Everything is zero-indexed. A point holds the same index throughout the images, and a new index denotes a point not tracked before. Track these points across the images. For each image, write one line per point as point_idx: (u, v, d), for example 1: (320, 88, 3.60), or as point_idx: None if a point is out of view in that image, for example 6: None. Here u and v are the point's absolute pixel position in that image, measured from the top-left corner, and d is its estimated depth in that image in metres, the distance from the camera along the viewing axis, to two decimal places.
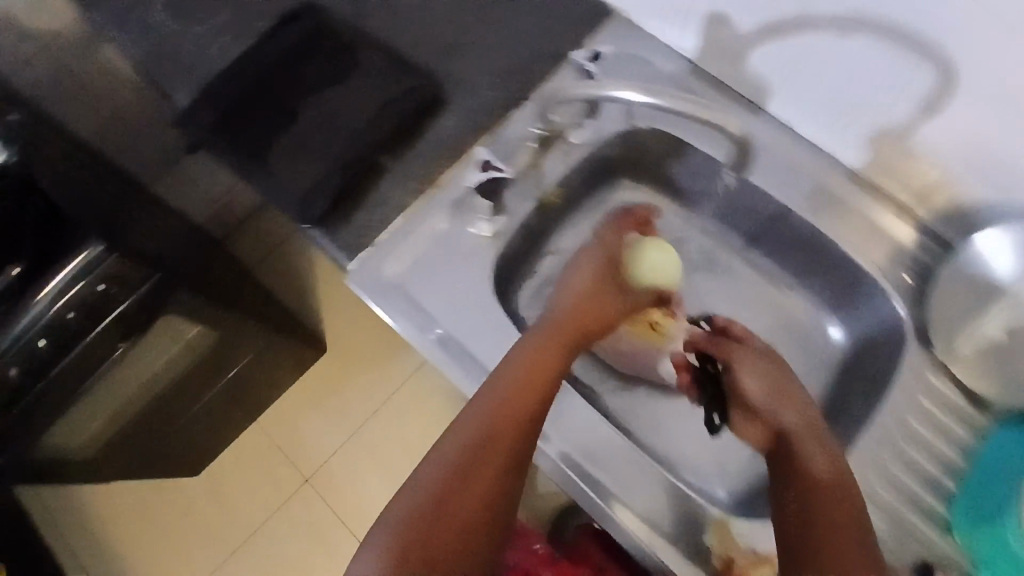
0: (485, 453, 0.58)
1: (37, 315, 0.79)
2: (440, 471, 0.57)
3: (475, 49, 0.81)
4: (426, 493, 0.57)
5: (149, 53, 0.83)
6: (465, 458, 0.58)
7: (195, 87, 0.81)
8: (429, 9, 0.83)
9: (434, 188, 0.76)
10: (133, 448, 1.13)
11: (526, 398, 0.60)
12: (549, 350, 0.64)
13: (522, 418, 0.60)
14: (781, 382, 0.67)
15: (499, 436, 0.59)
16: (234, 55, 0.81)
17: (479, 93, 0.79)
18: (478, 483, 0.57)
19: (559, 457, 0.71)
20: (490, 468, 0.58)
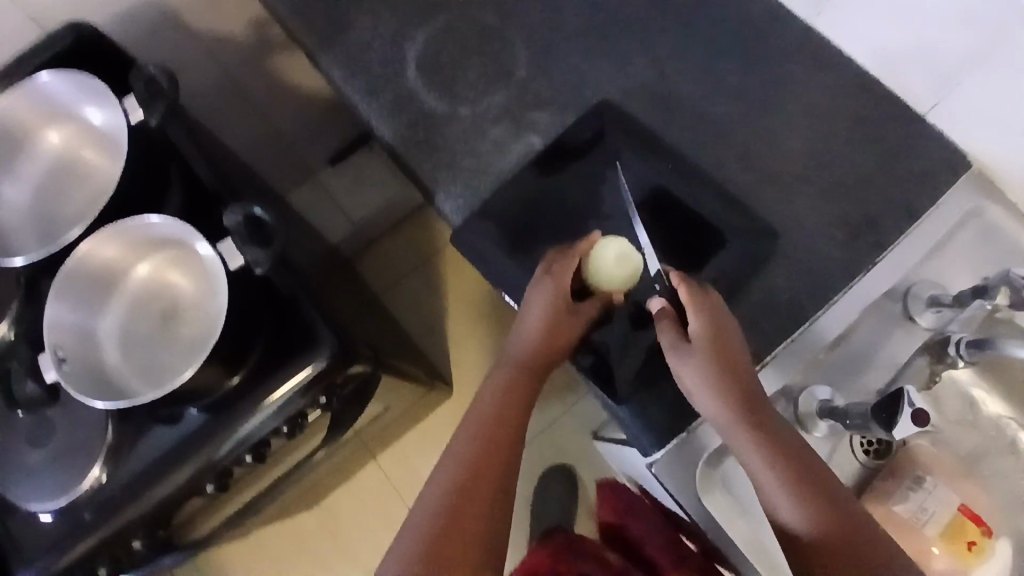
0: (475, 486, 0.54)
1: (251, 428, 0.67)
2: (432, 507, 0.53)
3: (802, 185, 0.66)
4: (424, 522, 0.52)
5: (405, 130, 0.70)
6: (452, 494, 0.53)
7: (465, 189, 0.68)
8: (744, 123, 0.69)
9: (772, 367, 0.62)
10: (267, 509, 1.02)
11: (490, 434, 0.57)
12: (513, 393, 0.61)
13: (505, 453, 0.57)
14: (741, 393, 0.56)
15: (471, 477, 0.54)
16: (514, 153, 0.68)
17: (810, 244, 0.65)
18: (454, 518, 0.52)
19: (704, 499, 0.60)
20: (468, 496, 0.53)
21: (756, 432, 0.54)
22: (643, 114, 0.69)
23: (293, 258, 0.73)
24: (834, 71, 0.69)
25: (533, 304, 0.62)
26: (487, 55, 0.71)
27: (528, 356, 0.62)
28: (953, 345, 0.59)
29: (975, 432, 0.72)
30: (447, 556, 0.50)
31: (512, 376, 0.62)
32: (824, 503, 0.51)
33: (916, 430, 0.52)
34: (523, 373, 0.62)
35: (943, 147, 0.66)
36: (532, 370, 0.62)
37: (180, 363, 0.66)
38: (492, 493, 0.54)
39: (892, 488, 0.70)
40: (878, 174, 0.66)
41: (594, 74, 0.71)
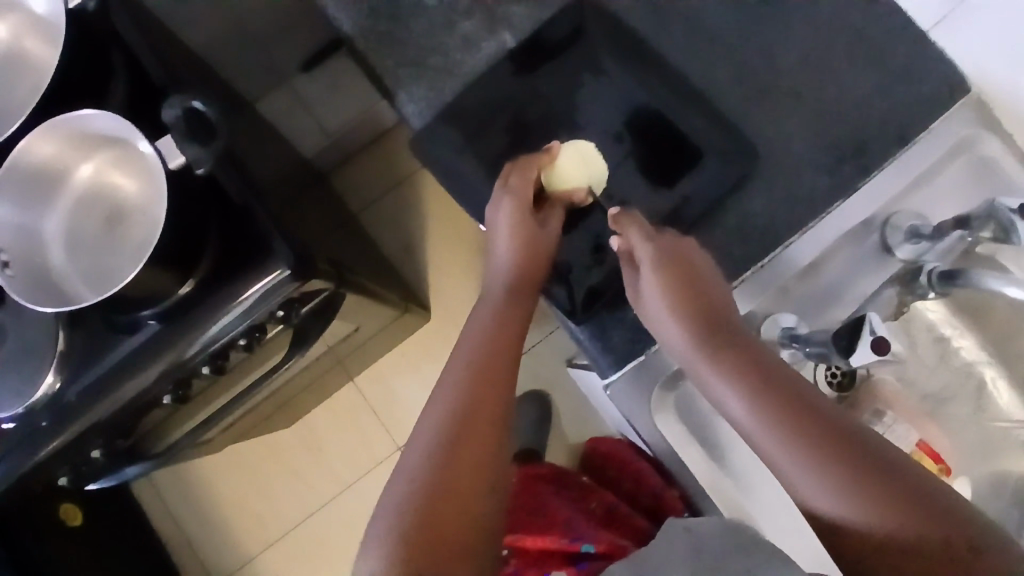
0: (469, 417, 0.50)
1: (207, 337, 0.65)
2: (428, 437, 0.50)
3: (794, 102, 0.62)
4: (418, 457, 0.49)
5: (369, 24, 0.64)
6: (445, 427, 0.50)
7: (432, 92, 0.63)
8: (738, 30, 0.63)
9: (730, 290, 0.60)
10: (236, 423, 1.02)
11: (484, 363, 0.53)
12: (502, 320, 0.56)
13: (495, 378, 0.53)
14: (717, 336, 0.52)
15: (466, 410, 0.51)
16: (485, 52, 0.63)
17: (798, 166, 0.61)
18: (453, 452, 0.49)
19: (659, 423, 0.60)
20: (468, 431, 0.50)
21: (750, 383, 0.49)
22: (630, 15, 0.63)
23: (244, 161, 0.69)
24: None
25: (499, 226, 0.58)
26: None
27: (516, 280, 0.57)
28: (926, 274, 0.58)
29: (945, 369, 0.71)
30: (439, 511, 0.46)
31: (502, 306, 0.57)
32: (818, 433, 0.46)
33: (875, 357, 0.50)
34: (514, 297, 0.57)
35: (947, 69, 0.61)
36: (519, 297, 0.57)
37: (126, 269, 0.63)
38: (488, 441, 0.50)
39: None
40: (874, 91, 0.62)
41: None
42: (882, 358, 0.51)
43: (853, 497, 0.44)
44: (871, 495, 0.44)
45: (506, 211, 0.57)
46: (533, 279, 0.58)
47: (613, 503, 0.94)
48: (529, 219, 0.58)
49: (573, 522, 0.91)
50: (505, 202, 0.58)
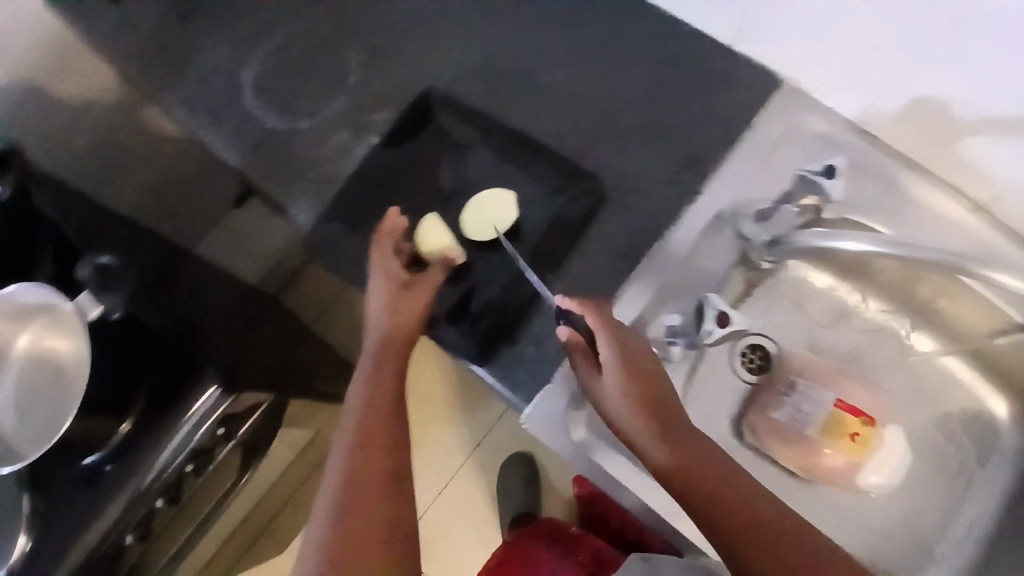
0: (371, 484, 0.51)
1: (155, 471, 0.69)
2: (330, 498, 0.51)
3: (630, 132, 0.70)
4: (324, 526, 0.50)
5: (253, 153, 0.73)
6: (346, 503, 0.50)
7: (316, 196, 0.70)
8: (568, 84, 0.72)
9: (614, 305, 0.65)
10: (227, 553, 1.04)
11: (376, 421, 0.54)
12: (380, 375, 0.58)
13: (384, 435, 0.54)
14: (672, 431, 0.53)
15: (362, 483, 0.51)
16: (355, 151, 0.71)
17: (645, 182, 0.68)
18: (363, 529, 0.49)
19: (581, 445, 0.63)
20: (377, 503, 0.50)
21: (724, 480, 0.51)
22: (473, 94, 0.72)
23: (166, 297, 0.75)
24: (642, 18, 0.74)
25: (376, 290, 0.63)
26: (319, 68, 0.75)
27: (392, 330, 0.60)
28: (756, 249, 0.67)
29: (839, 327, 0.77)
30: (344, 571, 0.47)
31: (381, 363, 0.59)
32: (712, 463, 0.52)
33: (723, 330, 0.64)
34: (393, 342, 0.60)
35: (750, 74, 0.71)
36: (399, 351, 0.60)
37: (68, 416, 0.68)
38: (384, 488, 0.51)
39: (770, 398, 0.74)
40: (696, 105, 0.70)
41: (423, 65, 0.74)
42: (727, 328, 0.64)
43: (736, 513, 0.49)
44: (750, 516, 0.49)
45: (381, 282, 0.63)
46: (411, 329, 0.61)
47: (600, 549, 1.02)
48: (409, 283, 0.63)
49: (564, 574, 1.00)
50: (377, 270, 0.64)
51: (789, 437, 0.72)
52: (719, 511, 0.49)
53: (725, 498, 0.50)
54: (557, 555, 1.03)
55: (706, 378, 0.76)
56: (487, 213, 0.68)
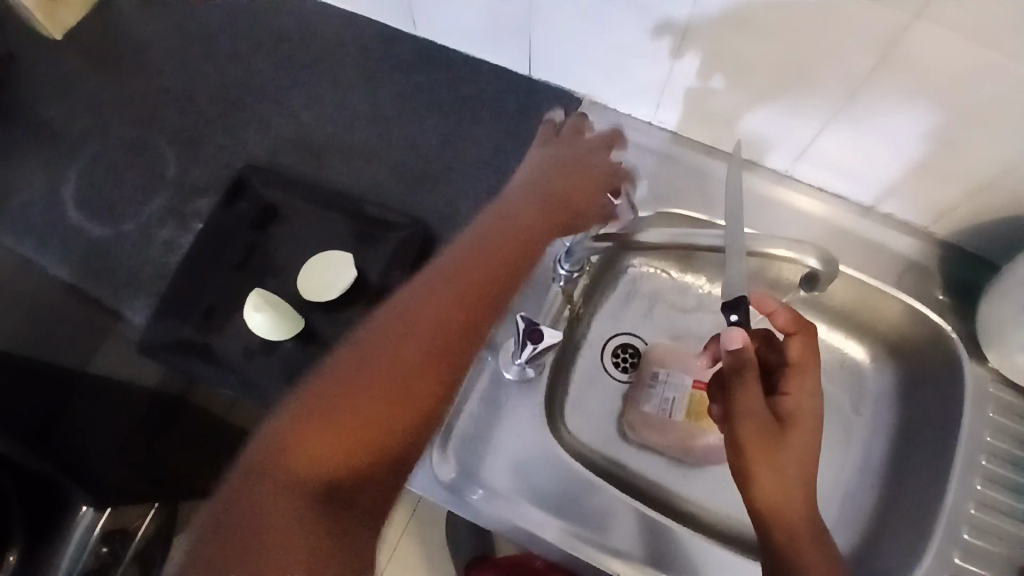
0: (348, 429, 0.47)
1: None
2: (410, 344, 0.52)
3: (449, 172, 0.75)
4: (338, 395, 0.48)
5: (82, 266, 0.72)
6: (392, 369, 0.50)
7: (153, 295, 0.70)
8: (380, 141, 0.77)
9: None
10: None
11: (468, 305, 0.55)
12: (430, 305, 0.55)
13: (421, 356, 0.51)
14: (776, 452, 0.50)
15: (338, 412, 0.47)
16: (186, 243, 0.72)
17: (469, 218, 0.72)
18: (289, 486, 0.44)
19: (450, 487, 0.58)
20: (356, 425, 0.47)
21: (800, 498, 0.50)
22: (294, 164, 0.76)
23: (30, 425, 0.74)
24: (443, 67, 0.78)
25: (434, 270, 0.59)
26: (140, 171, 0.76)
27: (529, 228, 0.64)
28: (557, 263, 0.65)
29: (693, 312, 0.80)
30: (295, 457, 0.45)
31: (447, 320, 0.54)
32: (794, 464, 0.50)
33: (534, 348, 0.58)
34: (467, 295, 0.56)
35: (551, 98, 0.76)
36: (518, 250, 0.62)
37: None
38: (422, 390, 0.50)
39: (639, 392, 0.75)
40: (508, 140, 0.76)
41: (241, 147, 0.77)
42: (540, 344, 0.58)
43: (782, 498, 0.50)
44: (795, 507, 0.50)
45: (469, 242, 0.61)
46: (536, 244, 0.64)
47: None
48: (497, 247, 0.61)
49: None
50: (472, 237, 0.62)
51: (668, 428, 0.73)
52: (771, 488, 0.50)
53: (786, 486, 0.50)
54: None
55: (581, 388, 0.77)
56: (323, 274, 0.68)
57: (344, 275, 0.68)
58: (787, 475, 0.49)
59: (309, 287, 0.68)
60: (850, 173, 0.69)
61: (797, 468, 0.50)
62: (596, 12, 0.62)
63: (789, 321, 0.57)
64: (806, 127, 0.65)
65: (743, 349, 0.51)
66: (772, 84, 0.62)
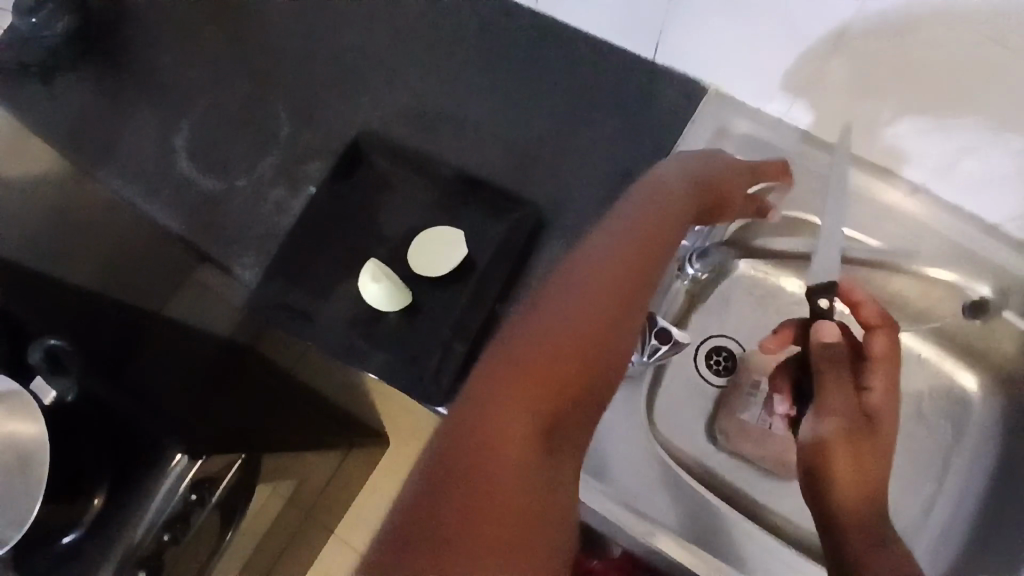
0: (525, 430, 0.36)
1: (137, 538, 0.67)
2: (580, 298, 0.42)
3: (558, 155, 0.70)
4: (527, 342, 0.39)
5: (192, 217, 0.73)
6: (576, 322, 0.40)
7: (260, 254, 0.70)
8: (492, 115, 0.73)
9: None
10: None
11: (642, 255, 0.46)
12: (587, 296, 0.42)
13: (593, 339, 0.40)
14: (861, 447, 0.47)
15: (506, 417, 0.36)
16: (294, 204, 0.71)
17: (581, 202, 0.69)
18: (457, 490, 0.34)
19: None
20: (545, 375, 0.38)
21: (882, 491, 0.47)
22: (405, 135, 0.74)
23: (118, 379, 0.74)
24: (564, 46, 0.76)
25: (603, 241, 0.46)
26: (252, 127, 0.76)
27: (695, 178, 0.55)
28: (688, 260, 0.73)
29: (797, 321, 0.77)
30: (504, 418, 0.36)
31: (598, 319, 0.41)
32: (878, 461, 0.47)
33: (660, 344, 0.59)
34: (619, 273, 0.44)
35: (676, 85, 0.72)
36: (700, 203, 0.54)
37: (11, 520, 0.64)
38: (606, 348, 0.41)
39: (738, 400, 0.72)
40: (628, 120, 0.71)
41: (353, 112, 0.76)
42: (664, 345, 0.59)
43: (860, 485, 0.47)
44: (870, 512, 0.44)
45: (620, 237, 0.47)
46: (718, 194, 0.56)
47: None
48: (639, 242, 0.47)
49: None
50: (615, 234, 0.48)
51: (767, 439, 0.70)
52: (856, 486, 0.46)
53: (861, 495, 0.46)
54: None
55: (673, 388, 0.75)
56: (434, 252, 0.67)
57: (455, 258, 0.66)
58: (865, 478, 0.46)
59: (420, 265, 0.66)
60: (996, 192, 0.64)
61: (876, 474, 0.47)
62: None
63: (874, 316, 0.56)
64: (952, 138, 0.61)
65: (837, 342, 0.53)
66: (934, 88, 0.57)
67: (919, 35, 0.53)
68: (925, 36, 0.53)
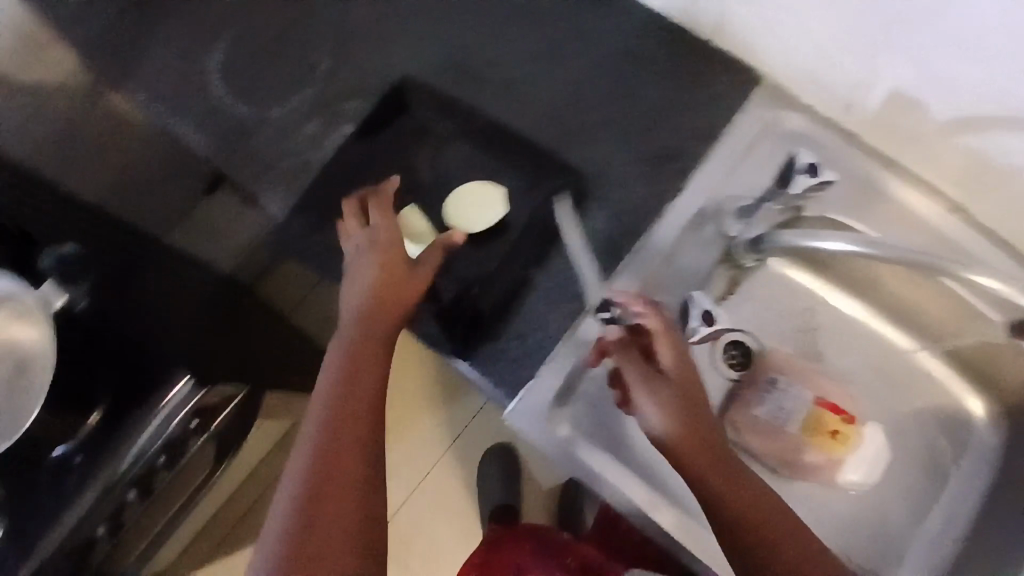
0: (333, 451, 0.47)
1: (133, 456, 0.65)
2: (338, 386, 0.51)
3: (606, 125, 0.68)
4: (306, 462, 0.47)
5: (221, 143, 0.70)
6: (341, 389, 0.51)
7: (289, 189, 0.68)
8: (542, 76, 0.70)
9: (611, 279, 0.64)
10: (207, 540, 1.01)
11: (371, 321, 0.54)
12: (365, 345, 0.53)
13: (370, 391, 0.51)
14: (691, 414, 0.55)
15: (328, 446, 0.47)
16: (327, 141, 0.69)
17: (622, 176, 0.67)
18: (319, 480, 0.46)
19: (561, 434, 0.62)
20: (329, 477, 0.46)
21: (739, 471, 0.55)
22: (450, 85, 0.70)
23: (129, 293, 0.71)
24: (624, 8, 0.72)
25: (362, 252, 0.58)
26: (289, 56, 0.73)
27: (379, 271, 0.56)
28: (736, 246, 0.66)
29: (814, 323, 0.77)
30: (312, 510, 0.45)
31: (367, 303, 0.55)
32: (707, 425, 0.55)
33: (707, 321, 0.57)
34: (370, 319, 0.54)
35: (735, 66, 0.69)
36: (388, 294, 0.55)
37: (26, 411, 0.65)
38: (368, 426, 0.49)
39: (753, 394, 0.72)
40: (681, 95, 0.69)
41: (396, 53, 0.72)
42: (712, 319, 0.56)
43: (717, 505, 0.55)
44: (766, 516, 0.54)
45: (373, 255, 0.57)
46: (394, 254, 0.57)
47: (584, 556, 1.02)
48: (395, 261, 0.57)
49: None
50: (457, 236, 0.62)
51: (772, 438, 0.71)
52: (726, 489, 0.53)
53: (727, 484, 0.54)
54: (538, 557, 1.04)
55: None
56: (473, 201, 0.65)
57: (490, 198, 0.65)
58: (730, 478, 0.54)
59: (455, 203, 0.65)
60: None
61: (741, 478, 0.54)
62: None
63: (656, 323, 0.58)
64: (1011, 163, 0.58)
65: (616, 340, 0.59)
66: (1004, 110, 0.55)
67: (1004, 54, 0.51)
68: (1011, 56, 0.51)
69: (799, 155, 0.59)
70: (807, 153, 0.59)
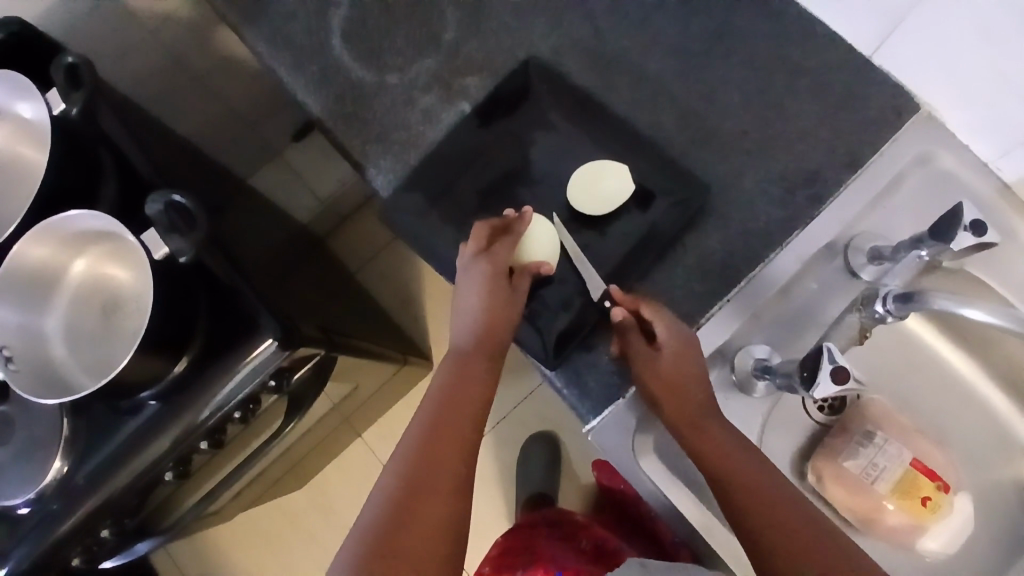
0: (423, 484, 0.49)
1: (213, 405, 0.66)
2: (431, 418, 0.54)
3: (740, 139, 0.64)
4: (397, 475, 0.50)
5: (334, 103, 0.68)
6: (433, 423, 0.54)
7: (399, 163, 0.66)
8: (676, 76, 0.66)
9: (720, 306, 0.61)
10: (255, 489, 1.03)
11: (468, 366, 0.58)
12: (458, 386, 0.56)
13: (462, 438, 0.53)
14: (672, 385, 0.56)
15: (425, 474, 0.50)
16: (441, 120, 0.67)
17: (748, 195, 0.62)
18: (409, 504, 0.48)
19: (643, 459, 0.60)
20: (419, 494, 0.49)
21: (728, 436, 0.55)
22: (576, 74, 0.67)
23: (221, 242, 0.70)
24: (776, 11, 0.66)
25: (470, 288, 0.59)
26: (413, 20, 0.70)
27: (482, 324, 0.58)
28: (881, 300, 0.58)
29: (917, 375, 0.72)
30: (402, 521, 0.47)
31: (467, 346, 0.58)
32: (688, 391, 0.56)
33: (836, 388, 0.52)
34: (473, 363, 0.58)
35: (892, 90, 0.63)
36: (484, 350, 0.58)
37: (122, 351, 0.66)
38: (461, 464, 0.51)
39: (843, 444, 0.69)
40: (826, 116, 0.63)
41: (525, 32, 0.68)
42: (842, 387, 0.52)
43: (792, 547, 0.49)
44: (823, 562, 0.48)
45: (479, 284, 0.58)
46: (504, 306, 0.58)
47: (601, 539, 1.05)
48: (501, 286, 0.58)
49: (565, 560, 1.01)
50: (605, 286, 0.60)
51: (859, 492, 0.67)
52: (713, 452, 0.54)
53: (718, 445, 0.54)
54: (557, 543, 1.05)
55: (778, 412, 0.71)
56: (601, 184, 0.62)
57: (606, 200, 0.62)
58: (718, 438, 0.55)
59: (581, 207, 0.63)
60: None
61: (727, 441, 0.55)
62: (1003, 28, 0.50)
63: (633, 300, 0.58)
64: None
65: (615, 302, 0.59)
66: None
67: None
68: None
69: (963, 207, 0.53)
70: (972, 205, 0.53)
